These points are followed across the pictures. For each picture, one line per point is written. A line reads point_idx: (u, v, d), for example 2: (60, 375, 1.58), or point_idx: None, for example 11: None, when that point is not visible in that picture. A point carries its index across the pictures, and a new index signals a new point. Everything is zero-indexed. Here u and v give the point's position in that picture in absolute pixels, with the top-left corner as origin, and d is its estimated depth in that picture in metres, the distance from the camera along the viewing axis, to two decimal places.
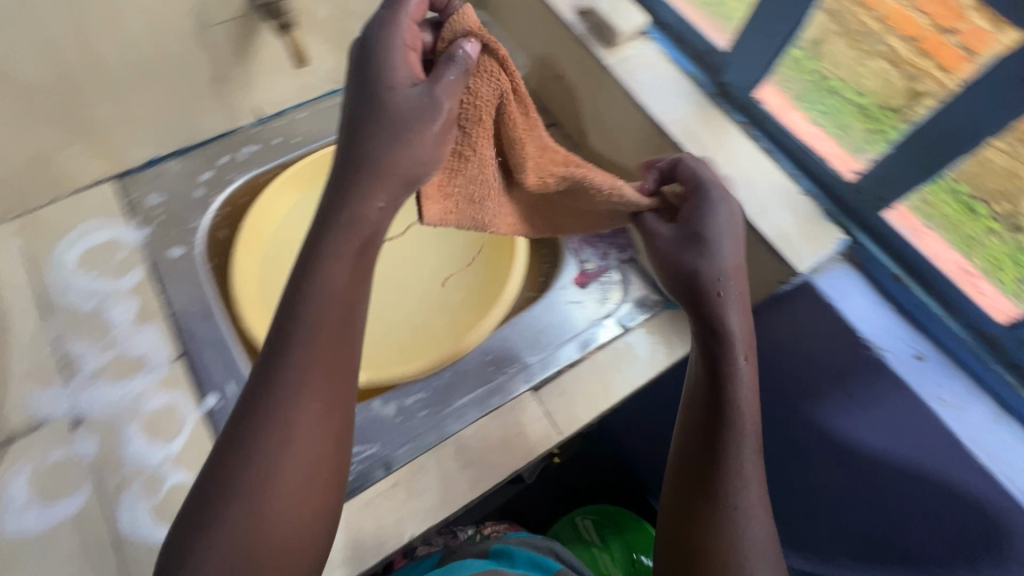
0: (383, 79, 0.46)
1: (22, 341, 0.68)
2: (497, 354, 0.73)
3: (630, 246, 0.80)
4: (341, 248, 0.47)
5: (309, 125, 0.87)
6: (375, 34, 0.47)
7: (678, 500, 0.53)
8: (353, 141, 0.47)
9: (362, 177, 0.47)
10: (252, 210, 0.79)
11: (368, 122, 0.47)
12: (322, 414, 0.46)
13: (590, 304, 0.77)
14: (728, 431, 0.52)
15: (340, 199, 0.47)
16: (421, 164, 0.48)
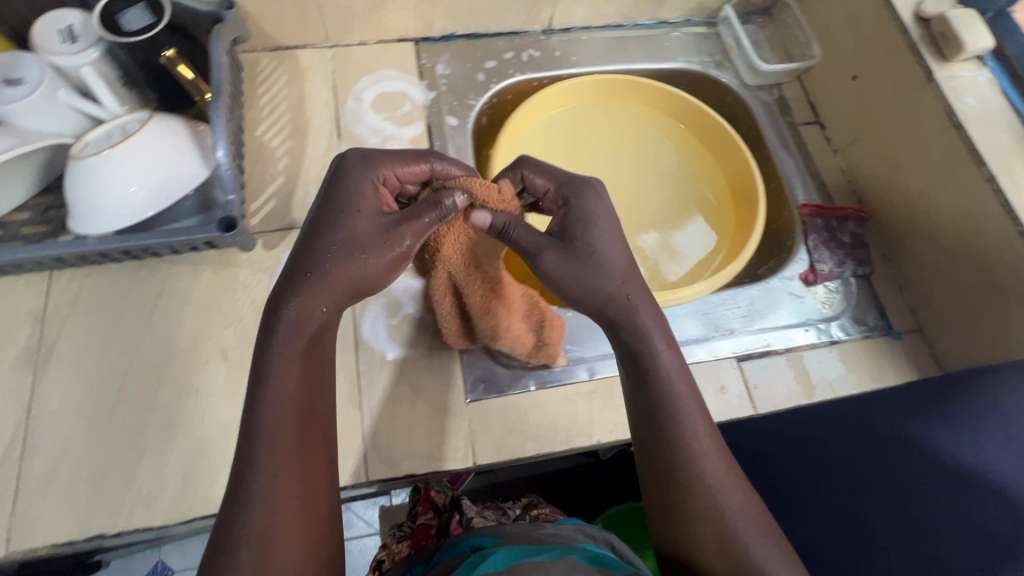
0: (341, 212, 0.53)
1: (315, 152, 0.77)
2: (713, 314, 0.75)
3: (868, 263, 0.78)
4: (294, 333, 0.51)
5: (587, 48, 0.91)
6: (350, 180, 0.55)
7: (660, 504, 0.54)
8: (305, 251, 0.53)
9: (308, 279, 0.52)
10: (522, 105, 0.85)
11: (312, 239, 0.53)
12: (297, 428, 0.49)
13: (809, 302, 0.76)
14: (675, 418, 0.54)
15: (286, 289, 0.52)
16: (364, 279, 0.53)
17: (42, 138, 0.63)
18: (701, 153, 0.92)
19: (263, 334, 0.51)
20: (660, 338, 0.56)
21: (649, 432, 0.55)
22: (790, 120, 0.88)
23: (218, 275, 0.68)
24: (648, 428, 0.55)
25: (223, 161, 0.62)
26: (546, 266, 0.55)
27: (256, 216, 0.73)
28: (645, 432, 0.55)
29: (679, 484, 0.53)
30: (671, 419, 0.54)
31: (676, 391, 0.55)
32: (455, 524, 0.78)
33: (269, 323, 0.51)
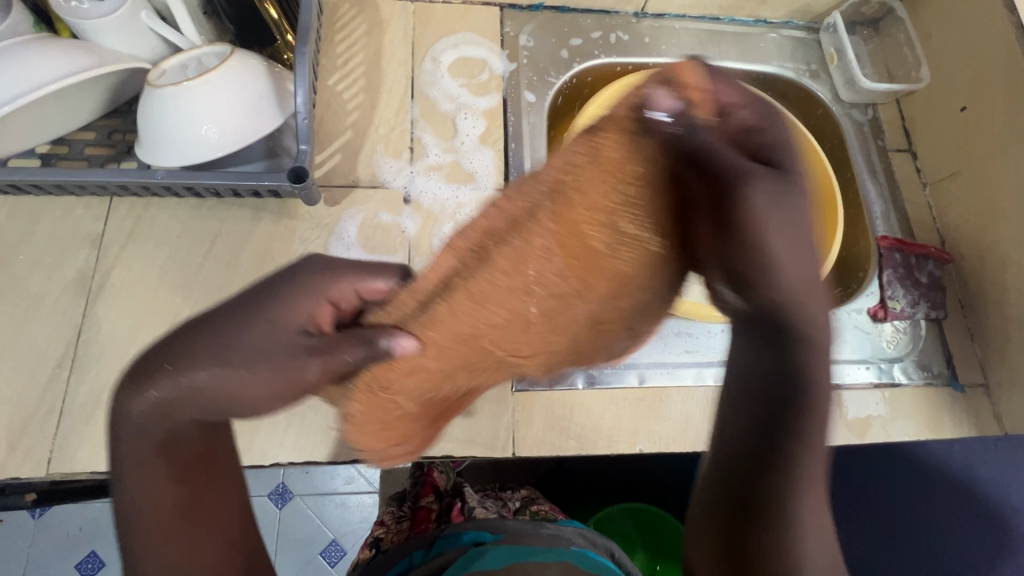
0: (243, 333, 0.41)
1: (386, 110, 0.74)
2: None
3: (942, 308, 0.74)
4: (142, 436, 0.40)
5: (678, 38, 0.86)
6: (292, 284, 0.44)
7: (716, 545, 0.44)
8: (167, 365, 0.40)
9: (178, 379, 0.39)
10: (603, 91, 0.80)
11: (177, 353, 0.40)
12: (176, 513, 0.42)
13: (874, 339, 0.73)
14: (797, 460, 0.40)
15: (142, 388, 0.40)
16: (237, 400, 0.41)
17: (119, 60, 0.60)
18: None
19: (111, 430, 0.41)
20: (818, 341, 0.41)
21: (751, 456, 0.41)
22: (881, 144, 0.83)
23: (276, 225, 0.67)
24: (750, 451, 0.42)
25: (301, 108, 0.59)
26: (760, 195, 0.39)
27: (320, 170, 0.70)
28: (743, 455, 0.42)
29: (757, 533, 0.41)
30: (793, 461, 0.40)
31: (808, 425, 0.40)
32: (457, 512, 0.78)
33: (116, 431, 0.41)
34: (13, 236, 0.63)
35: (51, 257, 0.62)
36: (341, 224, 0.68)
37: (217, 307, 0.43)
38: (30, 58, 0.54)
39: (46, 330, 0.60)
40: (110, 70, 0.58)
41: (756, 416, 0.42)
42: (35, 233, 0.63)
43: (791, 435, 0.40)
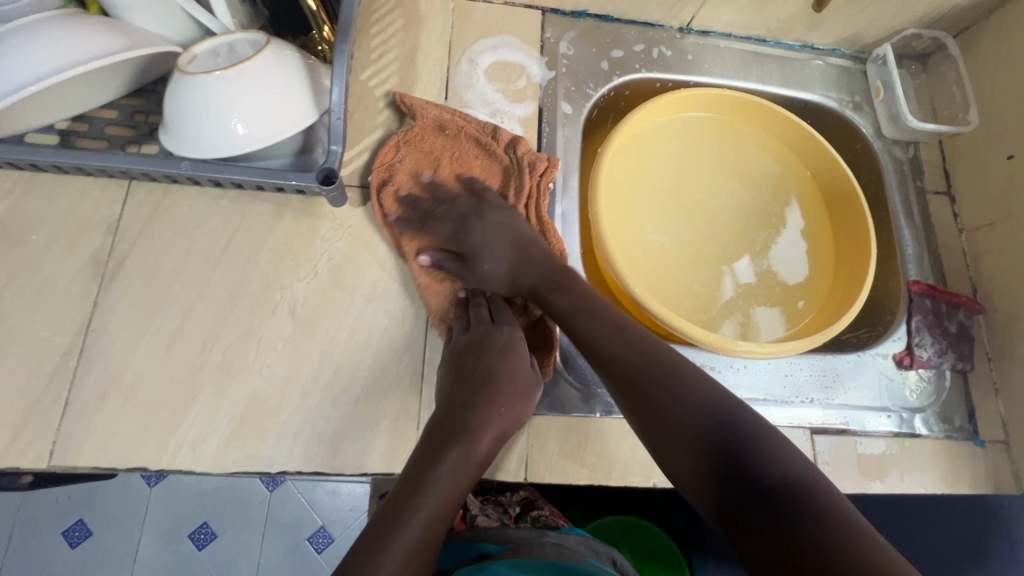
0: (503, 371, 0.60)
1: None
2: (798, 377, 0.70)
3: (969, 360, 0.72)
4: (456, 469, 0.54)
5: (722, 57, 0.83)
6: (512, 346, 0.62)
7: (706, 478, 0.46)
8: (481, 399, 0.58)
9: (499, 406, 0.58)
10: (640, 107, 0.78)
11: (489, 388, 0.58)
12: (446, 508, 0.52)
13: (900, 387, 0.71)
14: (661, 365, 0.54)
15: (458, 415, 0.57)
16: (499, 435, 0.57)
17: (152, 41, 0.57)
18: (813, 200, 0.84)
19: (427, 456, 0.54)
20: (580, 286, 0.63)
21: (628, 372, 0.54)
22: (919, 185, 0.81)
23: (298, 223, 0.65)
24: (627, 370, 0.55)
25: (335, 108, 0.57)
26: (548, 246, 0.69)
27: (346, 169, 0.68)
28: (627, 391, 0.54)
29: (708, 437, 0.47)
30: (658, 372, 0.53)
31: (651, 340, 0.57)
32: (458, 520, 0.77)
33: (421, 457, 0.54)
34: (26, 215, 0.60)
35: (65, 239, 0.60)
36: (365, 228, 0.66)
37: (490, 371, 0.59)
38: (59, 34, 0.51)
39: (55, 313, 0.58)
40: (143, 54, 0.56)
41: (606, 351, 0.57)
42: (49, 213, 0.61)
43: (632, 353, 0.55)
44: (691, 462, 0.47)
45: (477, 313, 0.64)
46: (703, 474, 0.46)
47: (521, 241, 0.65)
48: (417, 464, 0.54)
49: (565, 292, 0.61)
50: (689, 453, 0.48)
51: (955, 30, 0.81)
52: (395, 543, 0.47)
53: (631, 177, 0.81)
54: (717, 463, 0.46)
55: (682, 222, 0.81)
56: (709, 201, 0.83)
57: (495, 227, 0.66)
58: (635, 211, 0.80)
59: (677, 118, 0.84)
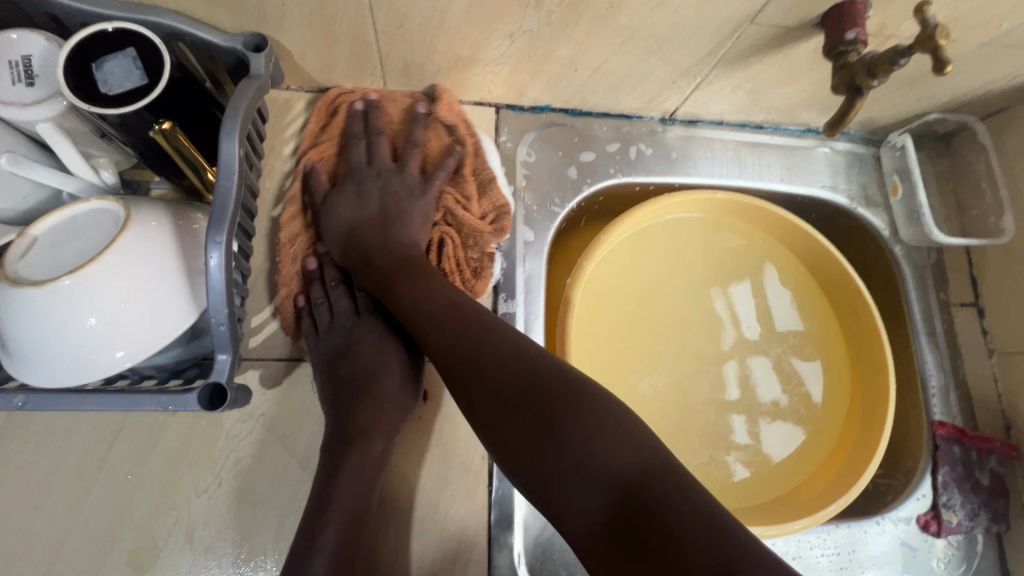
0: (364, 368, 0.54)
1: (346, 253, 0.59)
2: (806, 556, 0.59)
3: (1006, 519, 0.62)
4: (357, 483, 0.48)
5: (711, 149, 0.70)
6: (366, 352, 0.55)
7: (565, 486, 0.40)
8: (352, 405, 0.51)
9: (375, 400, 0.52)
10: (608, 228, 0.65)
11: (360, 391, 0.52)
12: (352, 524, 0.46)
13: (926, 557, 0.61)
14: (484, 334, 0.47)
15: (342, 419, 0.51)
16: (373, 439, 0.50)
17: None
18: (818, 310, 0.72)
19: (325, 479, 0.48)
20: (438, 272, 0.54)
21: (457, 352, 0.47)
22: (942, 297, 0.70)
23: (196, 416, 0.52)
24: (456, 352, 0.47)
25: (218, 312, 0.43)
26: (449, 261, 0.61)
27: (258, 336, 0.56)
28: (470, 395, 0.45)
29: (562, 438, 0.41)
30: (491, 356, 0.45)
31: (493, 319, 0.49)
32: None
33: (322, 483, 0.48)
34: None
35: None
36: (280, 418, 0.54)
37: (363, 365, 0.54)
38: None
39: None
40: None
41: (448, 342, 0.47)
42: None
43: (476, 344, 0.47)
44: (547, 473, 0.40)
45: (336, 300, 0.57)
46: (558, 484, 0.40)
47: (386, 224, 0.57)
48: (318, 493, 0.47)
49: (402, 266, 0.54)
50: (547, 457, 0.41)
51: (984, 112, 0.69)
52: None
53: (603, 304, 0.69)
54: (573, 469, 0.40)
55: (671, 353, 0.69)
56: (704, 321, 0.70)
57: (387, 204, 0.57)
58: (619, 342, 0.68)
59: (651, 224, 0.71)
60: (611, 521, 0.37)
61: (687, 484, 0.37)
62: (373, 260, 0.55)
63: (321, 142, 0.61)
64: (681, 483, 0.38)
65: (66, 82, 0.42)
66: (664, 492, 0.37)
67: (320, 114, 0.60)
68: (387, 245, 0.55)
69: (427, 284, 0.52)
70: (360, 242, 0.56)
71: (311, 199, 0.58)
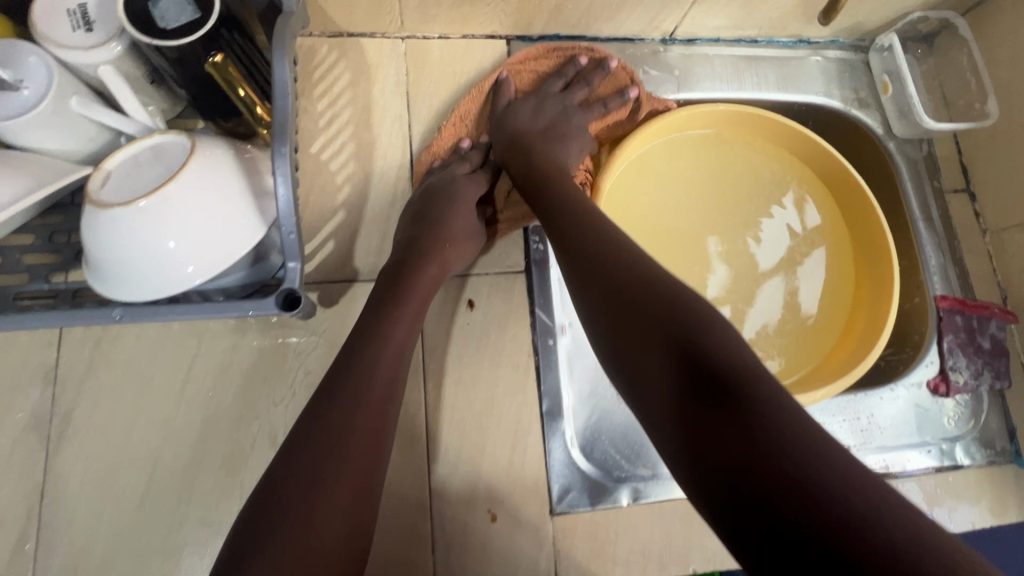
0: (448, 213, 0.58)
1: (382, 183, 0.63)
2: (829, 422, 0.65)
3: (1007, 376, 0.68)
4: (395, 338, 0.47)
5: (711, 66, 0.74)
6: (454, 202, 0.59)
7: (658, 377, 0.37)
8: (425, 232, 0.56)
9: (440, 236, 0.56)
10: (619, 147, 0.69)
11: (436, 228, 0.57)
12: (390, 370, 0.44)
13: (939, 417, 0.66)
14: (621, 248, 0.46)
15: (413, 247, 0.55)
16: (430, 262, 0.54)
17: (60, 170, 0.49)
18: (821, 209, 0.77)
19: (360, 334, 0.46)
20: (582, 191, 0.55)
21: (585, 250, 0.47)
22: (937, 185, 0.75)
23: (264, 336, 0.57)
24: (585, 250, 0.47)
25: (285, 220, 0.48)
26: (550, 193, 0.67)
27: (312, 262, 0.60)
28: (591, 284, 0.44)
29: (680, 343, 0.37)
30: (630, 261, 0.44)
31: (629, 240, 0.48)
32: None
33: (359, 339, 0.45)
34: None
35: None
36: (342, 333, 0.58)
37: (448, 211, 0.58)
38: None
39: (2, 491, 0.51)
40: (53, 190, 0.47)
41: (578, 246, 0.47)
42: None
43: (610, 251, 0.46)
44: (649, 367, 0.38)
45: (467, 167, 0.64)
46: (661, 382, 0.37)
47: (537, 137, 0.63)
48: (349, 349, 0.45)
49: (538, 173, 0.58)
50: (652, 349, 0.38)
51: (964, 7, 0.73)
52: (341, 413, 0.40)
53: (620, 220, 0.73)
54: (684, 370, 0.36)
55: (688, 261, 0.74)
56: (718, 228, 0.75)
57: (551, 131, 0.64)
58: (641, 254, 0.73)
59: (656, 144, 0.75)
60: (703, 429, 0.34)
61: (815, 432, 0.32)
62: (532, 159, 0.59)
63: (527, 65, 0.69)
64: (797, 420, 0.32)
65: (127, 18, 0.46)
66: (780, 423, 0.32)
67: (546, 46, 0.69)
68: (544, 153, 0.60)
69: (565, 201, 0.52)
70: (523, 144, 0.61)
71: (496, 101, 0.66)
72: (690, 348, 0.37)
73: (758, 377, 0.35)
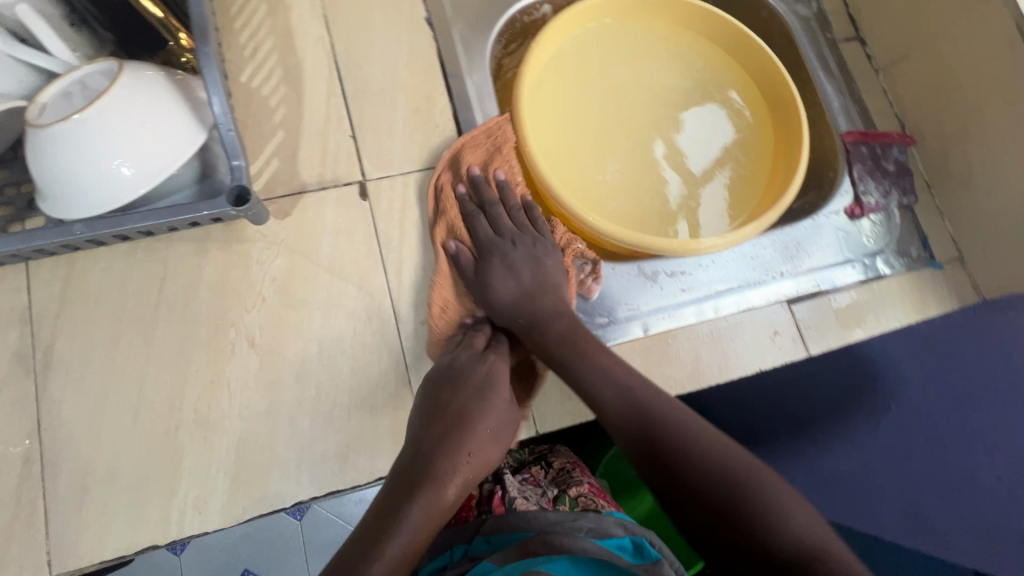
0: (459, 403, 0.56)
1: (315, 101, 0.66)
2: (762, 256, 0.71)
3: (912, 192, 0.76)
4: (435, 521, 0.50)
5: None
6: (469, 396, 0.56)
7: (736, 563, 0.45)
8: (439, 440, 0.54)
9: (462, 448, 0.54)
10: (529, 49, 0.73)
11: (450, 429, 0.54)
12: (435, 519, 0.51)
13: (857, 236, 0.74)
14: (672, 423, 0.52)
15: (423, 462, 0.53)
16: (454, 491, 0.52)
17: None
18: (728, 74, 0.82)
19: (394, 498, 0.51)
20: (606, 354, 0.58)
21: (634, 432, 0.52)
22: (830, 37, 0.81)
23: (227, 251, 0.60)
24: (635, 432, 0.52)
25: (222, 119, 0.51)
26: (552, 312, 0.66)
27: (260, 181, 0.63)
28: (647, 465, 0.51)
29: (752, 525, 0.45)
30: (680, 438, 0.51)
31: (672, 408, 0.53)
32: (496, 501, 0.69)
33: (388, 522, 0.49)
34: None
35: None
36: (300, 241, 0.62)
37: (453, 405, 0.56)
38: None
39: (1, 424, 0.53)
40: None
41: (629, 426, 0.53)
42: None
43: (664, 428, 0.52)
44: (723, 549, 0.46)
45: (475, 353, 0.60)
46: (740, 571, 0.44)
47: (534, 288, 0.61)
48: (380, 507, 0.50)
49: (559, 344, 0.58)
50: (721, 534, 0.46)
51: None
52: (390, 543, 0.48)
53: (547, 120, 0.78)
54: (759, 551, 0.44)
55: (617, 144, 0.79)
56: (639, 111, 0.80)
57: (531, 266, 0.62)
58: (573, 145, 0.78)
59: (562, 46, 0.79)
60: None
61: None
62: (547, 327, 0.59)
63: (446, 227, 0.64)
64: None
65: None
66: None
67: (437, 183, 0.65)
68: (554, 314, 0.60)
69: (601, 366, 0.57)
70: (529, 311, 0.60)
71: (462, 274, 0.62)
72: (753, 534, 0.45)
73: (817, 552, 0.43)
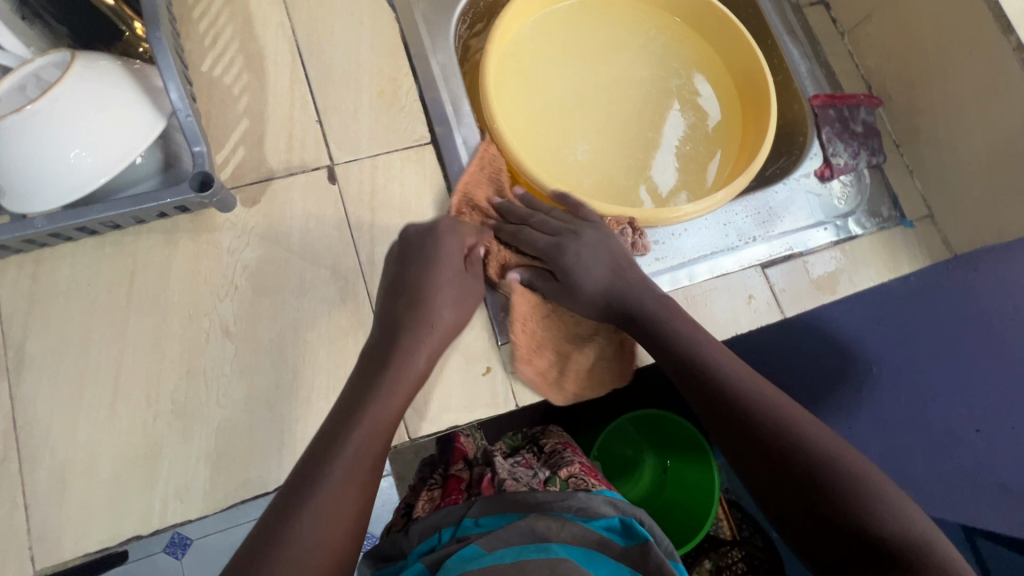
0: (419, 277, 0.60)
1: (278, 88, 0.66)
2: (735, 222, 0.72)
3: (881, 152, 0.76)
4: (387, 404, 0.53)
5: None
6: (435, 272, 0.61)
7: (822, 539, 0.44)
8: (398, 307, 0.59)
9: (422, 317, 0.59)
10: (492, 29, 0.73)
11: (409, 296, 0.60)
12: (383, 431, 0.52)
13: (828, 198, 0.74)
14: (767, 403, 0.51)
15: (382, 338, 0.57)
16: (412, 364, 0.56)
17: None
18: (694, 46, 0.83)
19: (357, 381, 0.55)
20: (700, 339, 0.58)
21: (726, 410, 0.52)
22: (794, 3, 0.81)
23: (196, 242, 0.60)
24: (728, 410, 0.52)
25: (178, 105, 0.51)
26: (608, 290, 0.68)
27: (226, 170, 0.63)
28: (737, 440, 0.50)
29: (844, 504, 0.44)
30: (780, 418, 0.50)
31: (771, 391, 0.53)
32: (486, 484, 0.68)
33: (336, 427, 0.51)
34: None
35: None
36: (269, 228, 0.62)
37: (411, 279, 0.60)
38: None
39: None
40: None
41: (723, 405, 0.52)
42: None
43: (758, 402, 0.51)
44: (806, 525, 0.45)
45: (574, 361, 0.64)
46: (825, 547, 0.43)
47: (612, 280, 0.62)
48: (339, 415, 0.52)
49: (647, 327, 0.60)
50: (806, 508, 0.45)
51: None
52: (336, 464, 0.48)
53: (516, 98, 0.77)
54: (846, 528, 0.43)
55: (587, 118, 0.79)
56: (607, 86, 0.80)
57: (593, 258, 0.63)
58: (544, 123, 0.78)
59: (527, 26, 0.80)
60: None
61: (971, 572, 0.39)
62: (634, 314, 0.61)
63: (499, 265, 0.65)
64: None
65: None
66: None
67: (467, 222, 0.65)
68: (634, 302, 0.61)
69: (698, 350, 0.57)
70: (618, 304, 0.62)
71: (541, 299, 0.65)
72: (842, 513, 0.43)
73: (909, 537, 0.42)
